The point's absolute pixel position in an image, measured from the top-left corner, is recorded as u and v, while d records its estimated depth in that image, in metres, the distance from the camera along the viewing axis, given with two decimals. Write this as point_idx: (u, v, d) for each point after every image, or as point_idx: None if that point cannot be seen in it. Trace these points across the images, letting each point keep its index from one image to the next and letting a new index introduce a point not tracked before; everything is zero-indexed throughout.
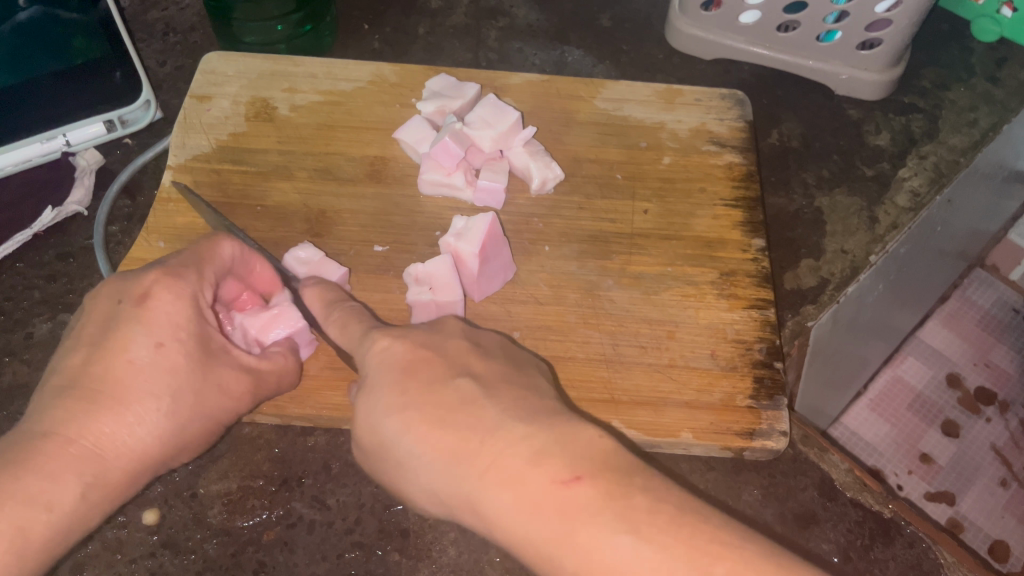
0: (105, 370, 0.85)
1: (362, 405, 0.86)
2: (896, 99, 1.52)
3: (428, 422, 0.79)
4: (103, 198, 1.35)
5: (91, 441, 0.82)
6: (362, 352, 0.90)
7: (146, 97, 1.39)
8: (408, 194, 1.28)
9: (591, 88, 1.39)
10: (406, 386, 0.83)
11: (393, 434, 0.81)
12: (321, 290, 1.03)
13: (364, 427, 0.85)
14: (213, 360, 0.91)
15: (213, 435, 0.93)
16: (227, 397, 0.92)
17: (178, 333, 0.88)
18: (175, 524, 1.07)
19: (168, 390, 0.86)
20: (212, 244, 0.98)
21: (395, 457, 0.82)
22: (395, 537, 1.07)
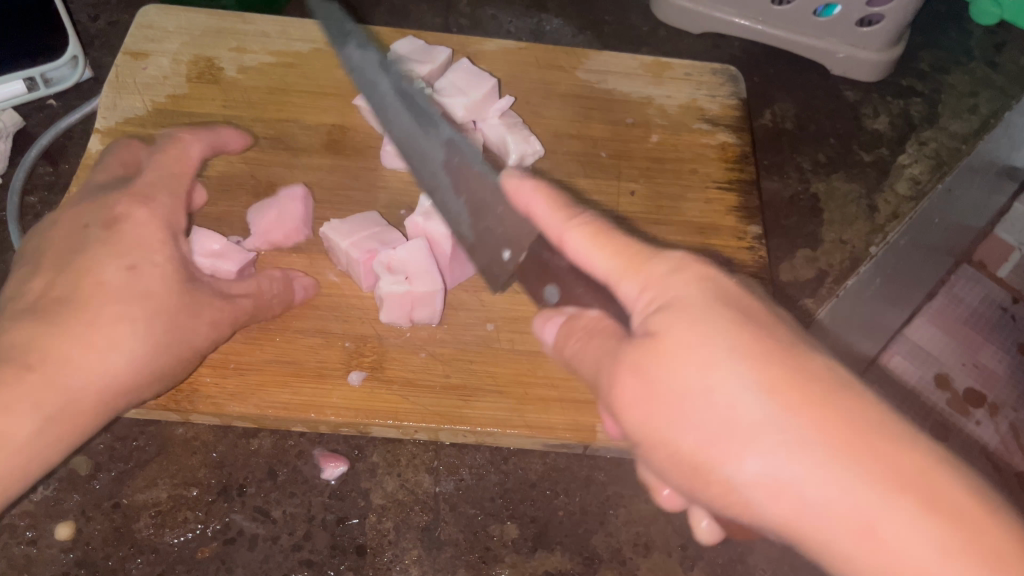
0: (71, 292, 0.79)
1: (673, 333, 0.63)
2: (894, 82, 1.43)
3: (806, 396, 0.57)
4: (21, 164, 1.20)
5: (60, 368, 0.76)
6: (671, 272, 0.68)
7: (73, 52, 1.22)
8: (369, 167, 1.15)
9: (572, 58, 1.27)
10: (748, 337, 0.61)
11: (736, 395, 0.59)
12: (547, 190, 0.80)
13: (666, 368, 0.62)
14: (196, 275, 0.87)
15: (189, 368, 0.85)
16: (204, 326, 0.84)
17: (154, 256, 0.83)
18: (93, 540, 0.93)
19: (146, 311, 0.80)
20: (175, 143, 0.94)
21: (707, 418, 0.60)
22: (350, 554, 0.94)
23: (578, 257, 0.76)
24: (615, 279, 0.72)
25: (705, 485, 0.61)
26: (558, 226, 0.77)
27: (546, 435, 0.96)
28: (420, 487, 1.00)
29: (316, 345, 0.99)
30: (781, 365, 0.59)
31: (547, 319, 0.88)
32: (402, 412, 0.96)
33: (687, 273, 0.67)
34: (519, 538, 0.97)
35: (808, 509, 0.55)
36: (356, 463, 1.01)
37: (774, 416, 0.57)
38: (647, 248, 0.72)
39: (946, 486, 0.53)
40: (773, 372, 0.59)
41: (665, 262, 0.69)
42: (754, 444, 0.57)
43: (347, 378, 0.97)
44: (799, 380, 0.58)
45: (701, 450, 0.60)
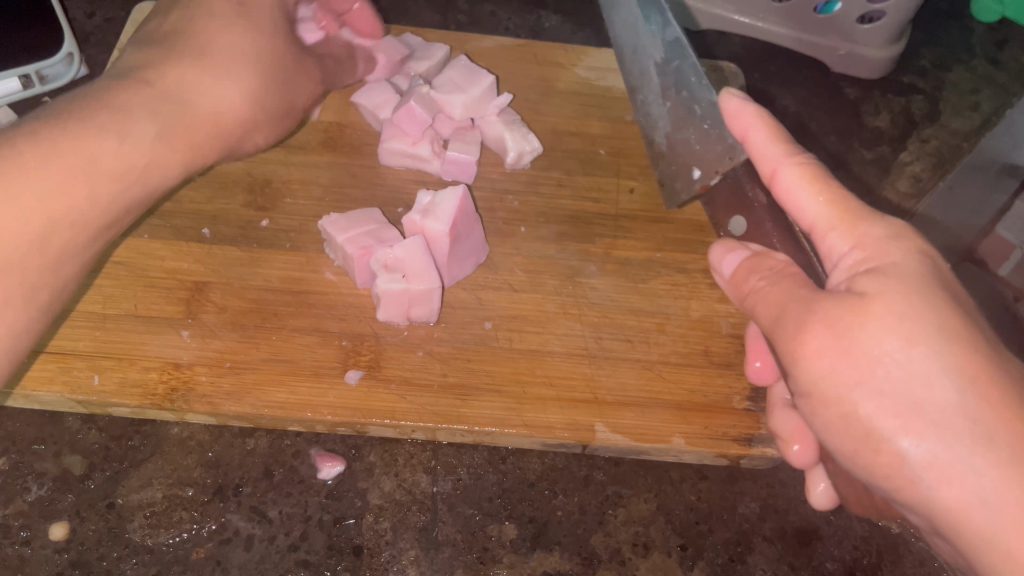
0: (193, 20, 0.92)
1: (880, 301, 0.67)
2: (895, 79, 1.42)
3: (998, 392, 0.61)
4: None
5: (195, 83, 0.89)
6: (887, 241, 0.71)
7: (68, 49, 1.21)
8: (367, 164, 1.14)
9: (571, 55, 1.26)
10: (951, 322, 0.65)
11: (922, 372, 0.64)
12: (769, 121, 0.79)
13: (868, 331, 0.66)
14: (288, 80, 0.97)
15: (253, 133, 0.97)
16: (296, 103, 1.00)
17: (283, 58, 0.96)
18: (87, 540, 0.92)
19: (252, 50, 0.92)
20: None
21: (891, 390, 0.65)
22: (347, 555, 0.93)
23: (784, 198, 0.77)
24: (818, 230, 0.75)
25: (871, 449, 0.66)
26: (775, 159, 0.77)
27: (545, 434, 0.95)
28: (418, 487, 0.99)
29: (312, 344, 0.98)
30: (980, 358, 0.63)
31: (725, 248, 0.90)
32: (399, 412, 0.95)
33: (903, 246, 0.71)
34: (518, 538, 0.97)
35: (973, 491, 0.61)
36: (353, 463, 1.00)
37: (963, 401, 0.62)
38: (865, 207, 0.74)
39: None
40: (967, 363, 0.63)
41: (874, 231, 0.72)
42: (936, 423, 0.62)
43: (345, 377, 0.97)
44: (996, 375, 0.62)
45: (878, 416, 0.65)
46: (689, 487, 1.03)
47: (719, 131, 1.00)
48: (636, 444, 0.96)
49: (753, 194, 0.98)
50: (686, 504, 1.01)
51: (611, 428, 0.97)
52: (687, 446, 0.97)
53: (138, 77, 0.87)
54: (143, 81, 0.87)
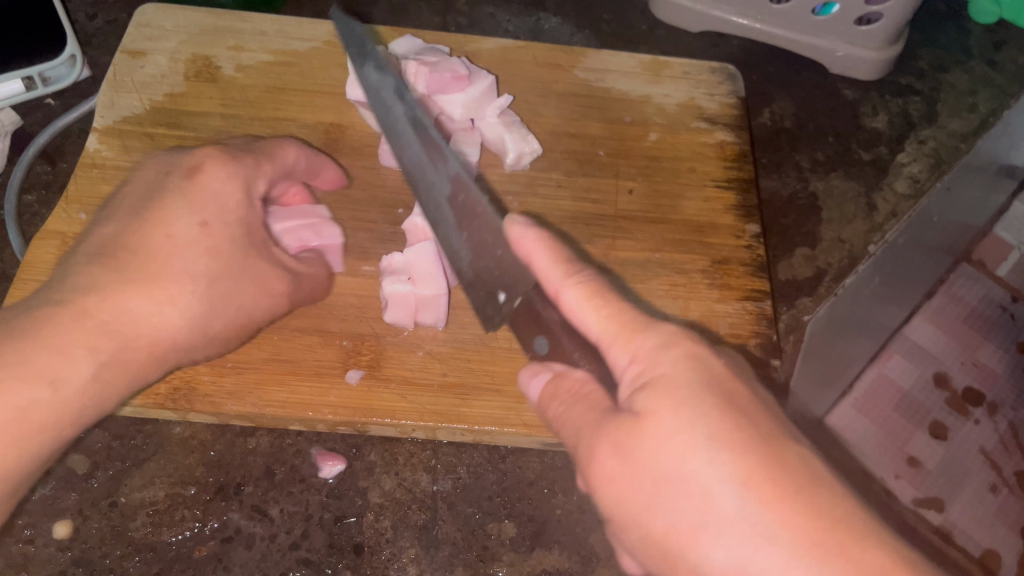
0: (137, 239, 0.83)
1: (653, 417, 0.63)
2: (892, 80, 1.42)
3: (776, 487, 0.57)
4: (18, 163, 1.21)
5: (131, 317, 0.80)
6: (660, 347, 0.67)
7: (72, 51, 1.22)
8: (367, 166, 1.14)
9: (570, 57, 1.26)
10: (725, 423, 0.61)
11: (706, 482, 0.59)
12: (553, 246, 0.78)
13: (647, 446, 0.62)
14: (240, 288, 0.86)
15: (247, 330, 0.90)
16: (263, 296, 0.88)
17: (224, 215, 0.86)
18: (90, 539, 0.93)
19: (203, 274, 0.83)
20: (279, 145, 0.96)
21: (683, 505, 0.60)
22: (347, 553, 0.94)
23: (573, 317, 0.74)
24: (603, 348, 0.71)
25: (672, 565, 0.62)
26: (556, 280, 0.75)
27: (543, 433, 0.97)
28: (418, 486, 1.00)
29: (312, 344, 0.99)
30: (755, 456, 0.59)
31: (534, 371, 0.77)
32: (400, 411, 0.96)
33: (675, 351, 0.66)
34: (517, 537, 0.97)
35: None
36: (354, 462, 1.01)
37: (742, 507, 0.58)
38: (642, 316, 0.71)
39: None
40: (742, 465, 0.59)
41: (651, 338, 0.68)
42: (726, 531, 0.58)
43: (345, 376, 0.97)
44: (773, 474, 0.58)
45: (671, 532, 0.61)
46: None
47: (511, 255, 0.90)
48: None
49: (547, 311, 0.83)
50: None
51: None
52: None
53: (72, 302, 0.78)
54: (68, 306, 0.78)
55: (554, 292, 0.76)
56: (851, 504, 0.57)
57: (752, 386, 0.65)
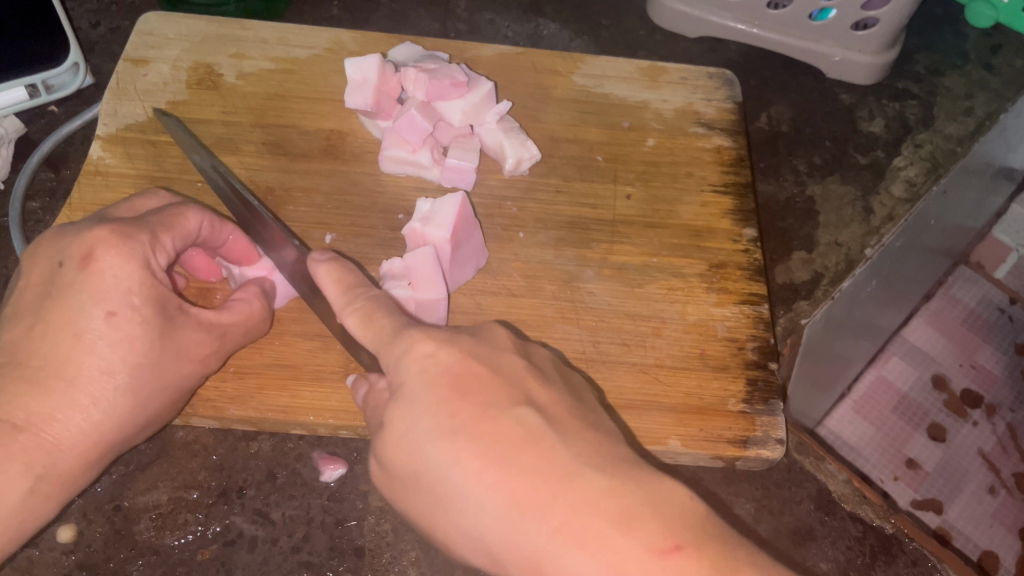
0: (51, 347, 0.78)
1: (396, 420, 0.71)
2: (889, 85, 1.43)
3: (488, 459, 0.66)
4: (22, 170, 1.22)
5: (41, 428, 0.76)
6: (403, 353, 0.74)
7: (75, 59, 1.23)
8: (367, 172, 1.15)
9: (569, 63, 1.28)
10: (449, 412, 0.69)
11: (437, 465, 0.68)
12: (338, 273, 0.85)
13: (393, 449, 0.71)
14: (166, 367, 0.82)
15: (179, 401, 0.86)
16: (188, 364, 0.84)
17: (130, 299, 0.79)
18: (94, 542, 0.94)
19: (125, 365, 0.79)
20: (175, 214, 0.87)
21: (427, 491, 0.69)
22: (349, 555, 0.95)
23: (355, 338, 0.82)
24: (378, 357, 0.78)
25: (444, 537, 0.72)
26: (338, 307, 0.83)
27: None
28: None
29: (314, 349, 1.00)
30: (467, 438, 0.67)
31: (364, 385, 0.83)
32: None
33: (413, 353, 0.73)
34: None
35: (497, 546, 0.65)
36: (355, 466, 1.02)
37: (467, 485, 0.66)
38: (399, 323, 0.78)
39: (609, 511, 0.62)
40: (461, 443, 0.67)
41: (401, 341, 0.75)
42: (461, 498, 0.66)
43: (346, 382, 0.98)
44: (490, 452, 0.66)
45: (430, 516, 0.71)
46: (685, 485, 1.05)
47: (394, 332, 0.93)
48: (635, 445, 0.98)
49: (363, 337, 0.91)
50: None
51: None
52: (683, 447, 0.99)
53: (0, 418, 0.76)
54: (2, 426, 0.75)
55: (337, 311, 0.84)
56: (560, 451, 0.66)
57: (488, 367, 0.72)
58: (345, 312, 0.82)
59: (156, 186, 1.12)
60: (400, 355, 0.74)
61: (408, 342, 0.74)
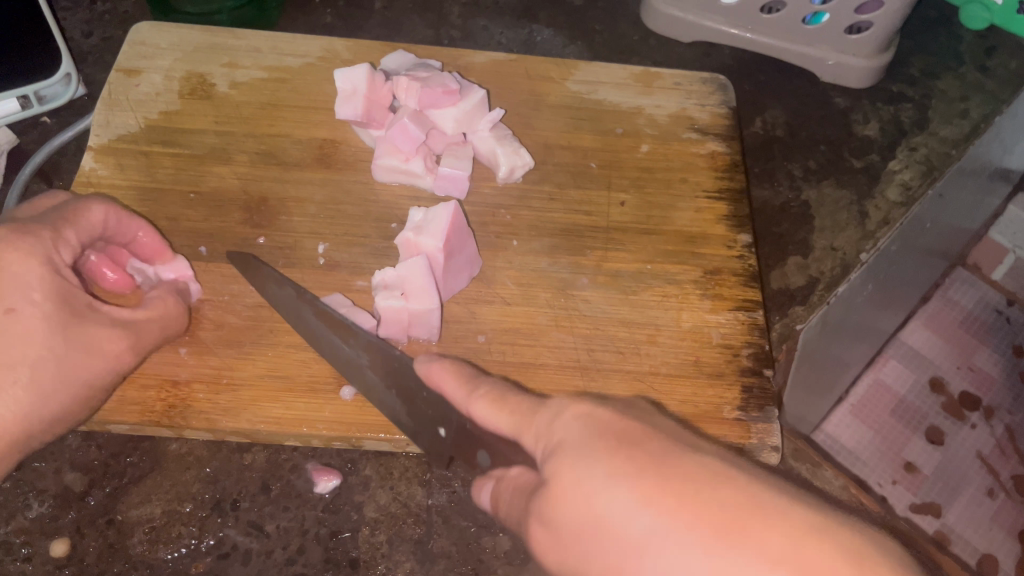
0: None
1: (562, 474, 0.58)
2: (884, 88, 1.43)
3: (648, 487, 0.53)
4: (15, 182, 1.22)
5: None
6: (553, 419, 0.65)
7: (67, 70, 1.23)
8: (360, 181, 1.15)
9: (562, 69, 1.27)
10: (603, 441, 0.58)
11: (640, 535, 0.52)
12: (454, 369, 0.81)
13: (557, 510, 0.58)
14: (74, 365, 0.83)
15: (92, 401, 0.87)
16: (98, 363, 0.85)
17: (32, 297, 0.81)
18: (87, 556, 0.94)
19: (25, 359, 0.81)
20: (76, 210, 0.89)
21: (600, 554, 0.55)
22: (343, 567, 0.95)
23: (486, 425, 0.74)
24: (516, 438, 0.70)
25: None
26: (463, 397, 0.77)
27: None
28: (413, 500, 1.01)
29: (307, 360, 1.00)
30: (638, 467, 0.54)
31: (427, 359, 0.84)
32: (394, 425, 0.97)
33: (569, 413, 0.64)
34: (512, 549, 0.98)
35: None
36: (349, 476, 1.01)
37: (642, 518, 0.52)
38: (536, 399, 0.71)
39: (804, 531, 0.47)
40: (624, 486, 0.54)
41: (547, 410, 0.66)
42: (644, 548, 0.51)
43: (340, 393, 0.98)
44: (658, 458, 0.54)
45: None
46: None
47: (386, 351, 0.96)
48: None
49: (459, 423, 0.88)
50: None
51: None
52: None
53: None
54: None
55: (462, 405, 0.78)
56: (750, 484, 0.50)
57: (636, 419, 0.60)
58: (472, 400, 0.76)
59: (148, 197, 1.11)
60: (551, 419, 0.65)
61: (554, 406, 0.66)
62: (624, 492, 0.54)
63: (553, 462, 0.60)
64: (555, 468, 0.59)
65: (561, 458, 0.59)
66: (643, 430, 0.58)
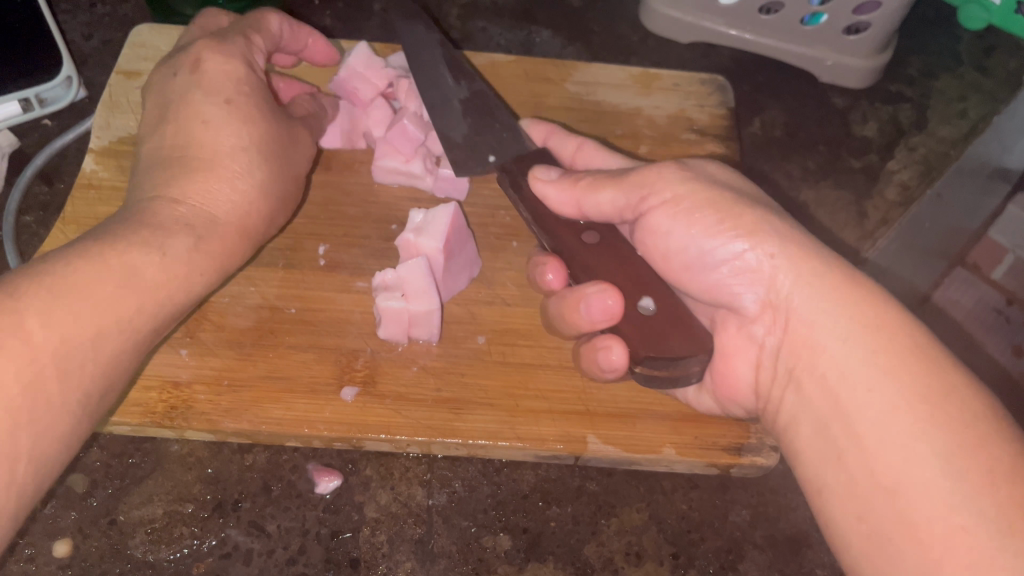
0: (188, 138, 0.93)
1: (688, 170, 0.90)
2: (882, 88, 1.44)
3: (848, 291, 0.77)
4: (16, 184, 1.22)
5: (197, 200, 0.91)
6: (705, 166, 0.92)
7: (67, 73, 1.24)
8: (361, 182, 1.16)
9: (561, 70, 1.27)
10: (756, 201, 0.87)
11: (744, 258, 0.83)
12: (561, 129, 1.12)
13: (680, 199, 0.87)
14: (286, 151, 1.01)
15: (292, 198, 1.03)
16: (300, 151, 1.04)
17: (240, 88, 0.97)
18: (90, 556, 0.94)
19: (252, 142, 0.95)
20: (259, 17, 1.05)
21: (746, 197, 0.86)
22: (344, 567, 0.96)
23: (591, 163, 1.06)
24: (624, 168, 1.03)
25: (674, 274, 0.92)
26: (574, 145, 1.09)
27: (538, 446, 0.98)
28: (414, 500, 1.01)
29: (307, 361, 1.00)
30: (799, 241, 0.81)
31: (538, 121, 1.13)
32: (394, 426, 0.97)
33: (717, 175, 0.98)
34: (511, 549, 0.98)
35: (820, 261, 0.79)
36: (350, 477, 1.02)
37: (776, 244, 0.81)
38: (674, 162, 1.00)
39: (961, 413, 0.67)
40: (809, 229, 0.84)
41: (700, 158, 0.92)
42: (778, 219, 0.83)
43: (341, 394, 0.99)
44: (813, 253, 0.80)
45: (702, 239, 0.85)
46: (682, 496, 1.05)
47: (489, 133, 1.10)
48: (628, 455, 0.99)
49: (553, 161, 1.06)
50: (677, 512, 1.03)
51: (602, 439, 0.99)
52: (678, 455, 0.99)
53: (159, 195, 0.90)
54: (160, 198, 0.89)
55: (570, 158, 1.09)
56: (973, 391, 0.69)
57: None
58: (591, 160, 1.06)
59: None
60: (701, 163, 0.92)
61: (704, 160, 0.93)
62: (763, 222, 0.83)
63: (712, 178, 0.89)
64: (689, 167, 0.91)
65: (735, 186, 0.89)
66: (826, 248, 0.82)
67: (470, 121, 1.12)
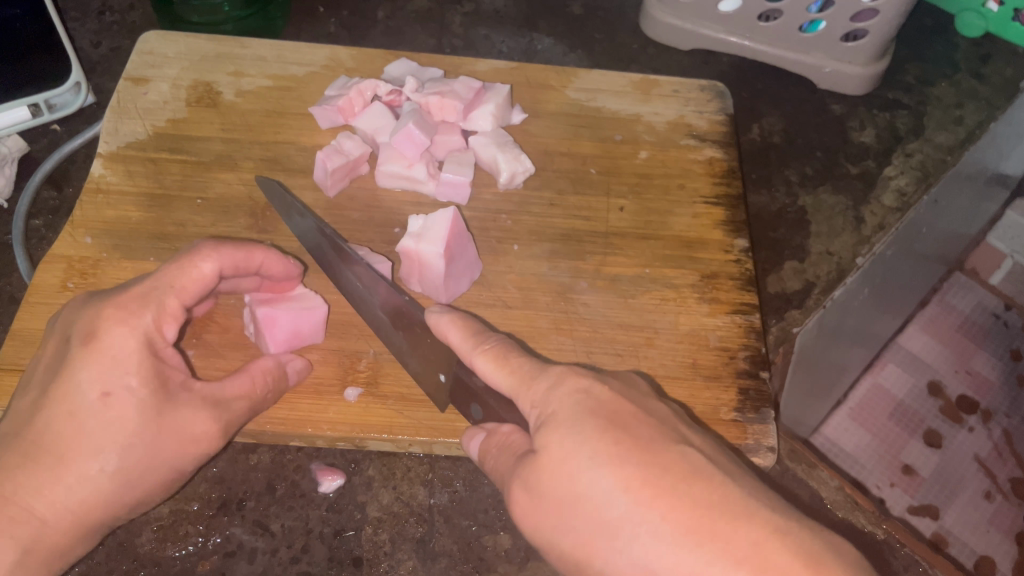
0: (47, 424, 0.77)
1: (551, 446, 0.71)
2: (879, 95, 1.45)
3: (701, 535, 0.63)
4: (25, 189, 1.24)
5: (32, 505, 0.76)
6: (551, 387, 0.76)
7: (76, 79, 1.26)
8: (364, 187, 1.17)
9: (562, 77, 1.29)
10: (606, 441, 0.69)
11: (628, 561, 0.65)
12: (461, 321, 0.87)
13: (549, 480, 0.70)
14: (172, 430, 0.80)
15: (180, 482, 0.84)
16: (189, 447, 0.81)
17: (126, 380, 0.78)
18: (96, 555, 0.95)
19: (114, 445, 0.78)
20: (185, 268, 0.84)
21: (585, 523, 0.68)
22: (347, 565, 0.97)
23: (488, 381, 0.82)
24: (515, 397, 0.79)
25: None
26: (467, 349, 0.84)
27: None
28: (415, 499, 1.02)
29: (312, 362, 1.02)
30: (635, 467, 0.67)
31: (441, 312, 0.88)
32: (396, 426, 0.99)
33: (564, 388, 0.75)
34: (512, 548, 1.00)
35: None
36: (353, 477, 1.03)
37: (631, 510, 0.66)
38: (537, 363, 0.80)
39: None
40: (661, 522, 0.64)
41: (546, 379, 0.77)
42: (624, 539, 0.65)
43: (344, 394, 1.00)
44: (658, 483, 0.66)
45: (578, 545, 0.68)
46: None
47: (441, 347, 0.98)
48: None
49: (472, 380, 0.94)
50: None
51: None
52: None
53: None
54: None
55: (465, 355, 0.85)
56: None
57: (669, 440, 0.70)
58: (476, 358, 0.83)
59: (157, 203, 1.14)
60: (549, 388, 0.76)
61: (554, 376, 0.76)
62: (609, 488, 0.67)
63: (554, 447, 0.71)
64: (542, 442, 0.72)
65: (569, 438, 0.70)
66: (670, 471, 0.67)
67: (404, 324, 1.01)
